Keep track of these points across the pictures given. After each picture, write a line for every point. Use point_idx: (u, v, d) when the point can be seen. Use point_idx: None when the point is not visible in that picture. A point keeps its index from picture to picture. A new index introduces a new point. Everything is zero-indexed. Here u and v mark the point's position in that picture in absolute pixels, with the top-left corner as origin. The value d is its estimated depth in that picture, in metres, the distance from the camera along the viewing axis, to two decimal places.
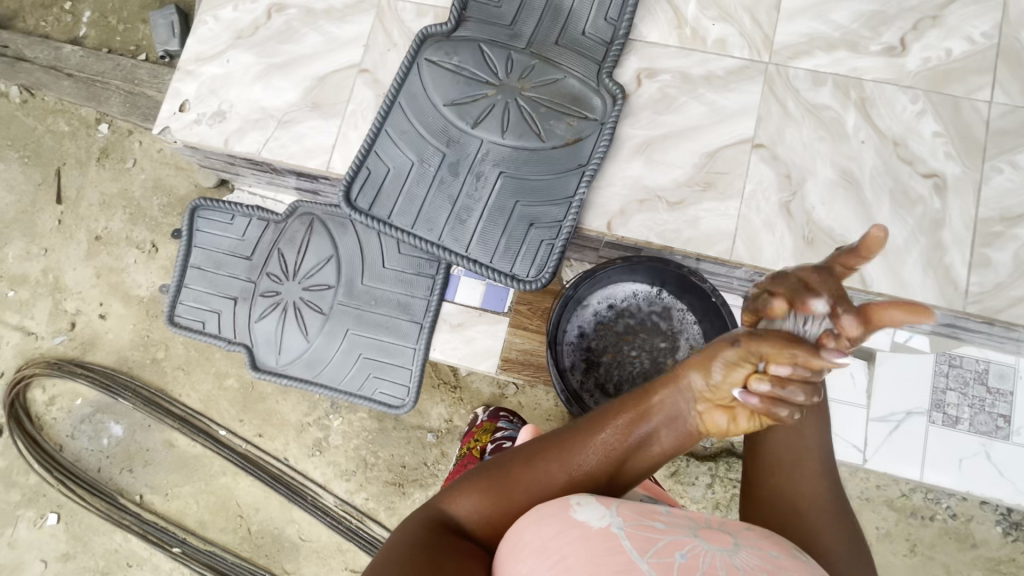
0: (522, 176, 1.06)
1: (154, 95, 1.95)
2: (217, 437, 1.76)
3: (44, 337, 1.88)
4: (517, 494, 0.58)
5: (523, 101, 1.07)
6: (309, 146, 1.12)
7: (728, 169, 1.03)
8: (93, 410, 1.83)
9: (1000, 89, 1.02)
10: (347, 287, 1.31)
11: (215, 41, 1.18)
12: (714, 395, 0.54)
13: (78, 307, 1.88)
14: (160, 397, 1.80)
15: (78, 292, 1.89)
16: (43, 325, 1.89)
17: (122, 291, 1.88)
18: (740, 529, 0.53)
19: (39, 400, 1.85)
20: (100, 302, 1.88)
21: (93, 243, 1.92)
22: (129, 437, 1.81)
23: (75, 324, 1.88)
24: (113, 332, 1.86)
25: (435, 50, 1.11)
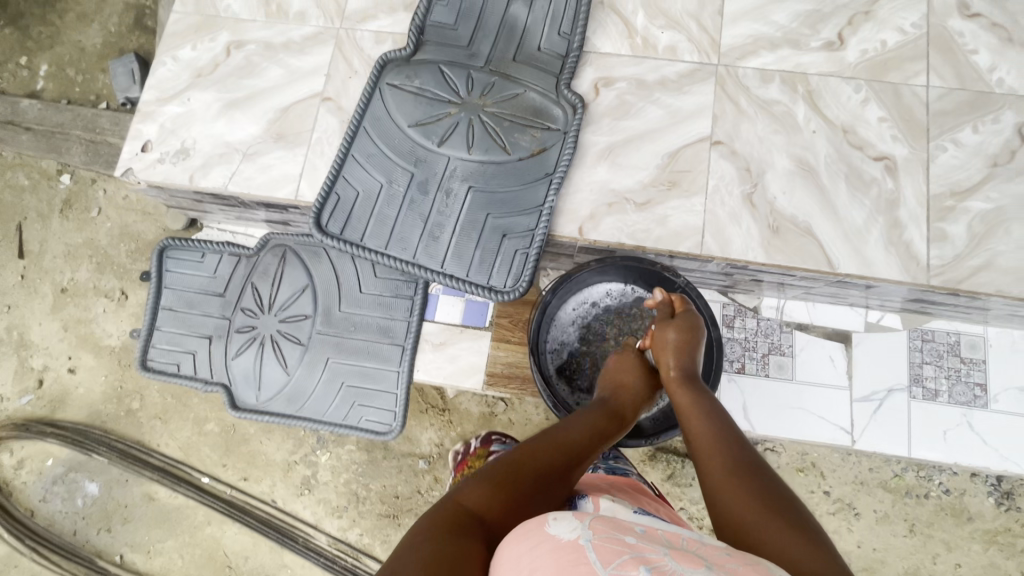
0: (492, 189, 1.07)
1: (116, 143, 1.94)
2: (201, 485, 1.69)
3: (9, 398, 1.80)
4: (517, 486, 0.68)
5: (487, 117, 1.10)
6: (277, 176, 1.12)
7: (690, 167, 1.06)
8: (65, 470, 1.75)
9: (934, 74, 1.07)
10: (324, 316, 1.29)
11: (175, 80, 1.19)
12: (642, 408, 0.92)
13: (46, 363, 1.82)
14: (137, 448, 1.73)
15: (45, 347, 1.83)
16: (9, 385, 1.81)
17: (92, 342, 1.82)
18: (714, 553, 0.53)
19: (6, 464, 1.76)
20: (69, 356, 1.82)
21: (59, 296, 1.87)
22: (105, 494, 1.73)
23: (43, 381, 1.81)
24: (84, 386, 1.79)
25: (397, 74, 1.13)
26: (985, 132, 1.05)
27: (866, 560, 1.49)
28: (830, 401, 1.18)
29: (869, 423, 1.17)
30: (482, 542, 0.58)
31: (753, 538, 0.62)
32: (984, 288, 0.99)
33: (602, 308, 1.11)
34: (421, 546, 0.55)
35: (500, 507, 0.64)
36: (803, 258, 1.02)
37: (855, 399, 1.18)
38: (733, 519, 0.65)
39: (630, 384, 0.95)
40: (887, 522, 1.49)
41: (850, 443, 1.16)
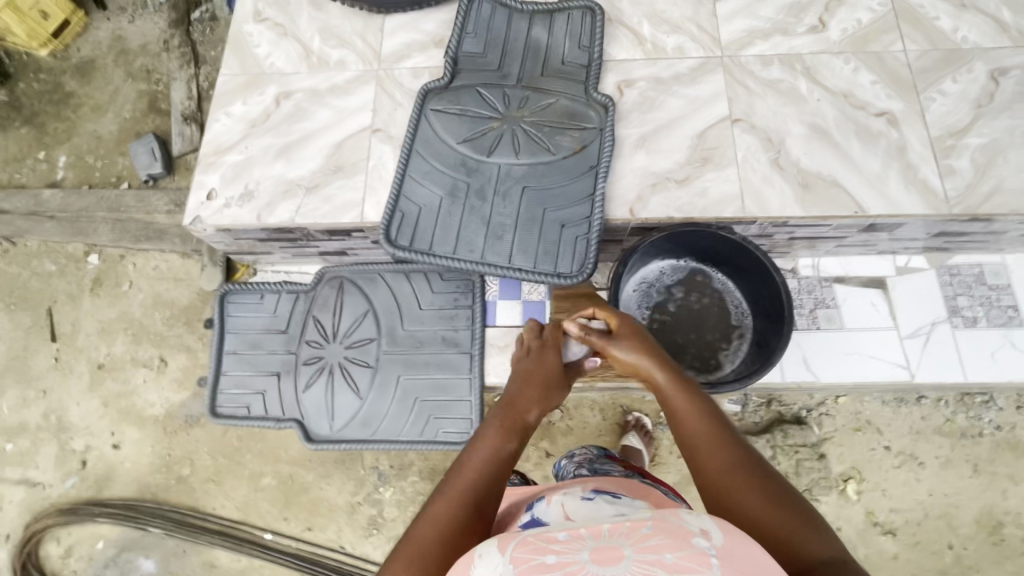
0: (545, 186, 1.16)
1: (142, 217, 2.00)
2: (264, 542, 1.65)
3: (52, 485, 1.76)
4: (435, 549, 0.64)
5: (528, 126, 1.21)
6: (341, 203, 1.19)
7: (718, 144, 1.18)
8: (119, 550, 1.69)
9: (908, 40, 1.23)
10: (389, 336, 1.34)
11: (230, 132, 1.27)
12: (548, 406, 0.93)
13: (88, 443, 1.79)
14: (193, 515, 1.69)
15: (85, 427, 1.81)
16: (51, 471, 1.77)
17: (135, 414, 1.81)
18: (637, 531, 0.53)
19: (55, 554, 1.70)
20: (112, 431, 1.79)
21: (96, 373, 1.87)
22: (163, 569, 1.67)
23: (86, 462, 1.77)
24: (130, 460, 1.76)
25: (440, 101, 1.25)
26: (964, 81, 1.19)
27: (940, 508, 1.51)
28: (881, 342, 1.26)
29: (922, 357, 1.24)
30: None
31: (779, 536, 0.63)
32: (1000, 210, 1.10)
33: (665, 283, 1.19)
34: None
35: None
36: (836, 207, 1.12)
37: (903, 336, 1.26)
38: (739, 509, 0.67)
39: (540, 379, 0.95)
40: (951, 466, 1.53)
41: (910, 378, 1.23)
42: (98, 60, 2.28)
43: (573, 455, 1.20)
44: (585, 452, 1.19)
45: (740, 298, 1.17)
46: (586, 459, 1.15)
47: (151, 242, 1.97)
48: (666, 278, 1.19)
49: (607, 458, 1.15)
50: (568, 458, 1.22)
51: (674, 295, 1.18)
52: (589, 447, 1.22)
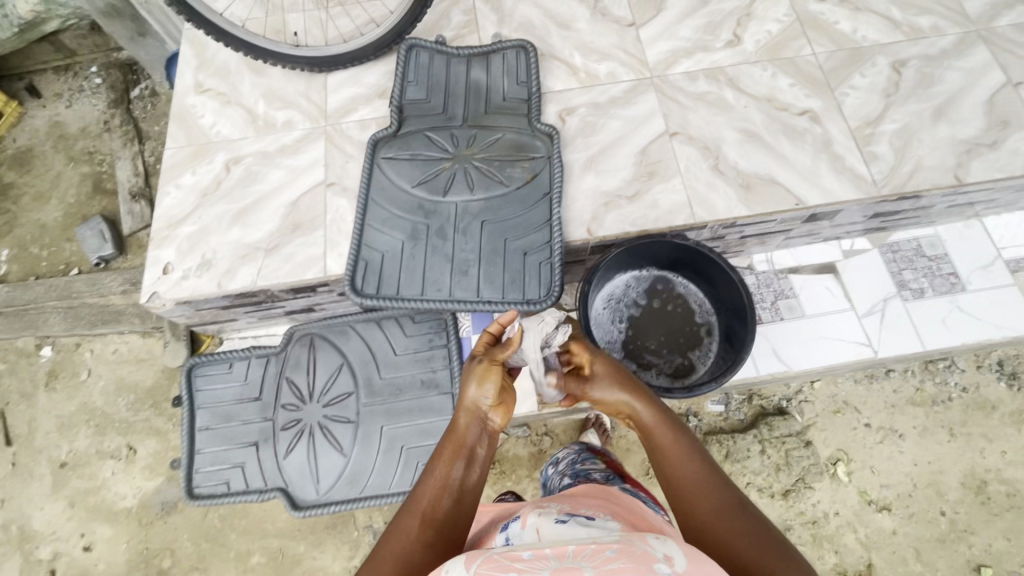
0: (503, 217, 1.19)
1: (96, 300, 1.93)
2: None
3: None
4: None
5: (479, 162, 1.25)
6: (302, 259, 1.19)
7: (660, 158, 1.24)
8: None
9: (815, 44, 1.34)
10: (367, 388, 1.32)
11: (181, 204, 1.26)
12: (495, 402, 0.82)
13: (57, 549, 1.67)
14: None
15: (52, 533, 1.69)
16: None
17: (106, 510, 1.70)
18: (600, 554, 0.54)
19: None
20: (82, 533, 1.68)
21: (59, 472, 1.76)
22: None
23: (56, 571, 1.65)
24: (105, 561, 1.65)
25: (390, 148, 1.27)
26: (870, 75, 1.30)
27: (926, 476, 1.55)
28: (841, 323, 1.31)
29: (881, 332, 1.30)
30: None
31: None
32: (923, 188, 1.19)
33: (631, 297, 1.22)
34: None
35: None
36: (778, 202, 1.18)
37: (861, 315, 1.32)
38: (733, 549, 0.66)
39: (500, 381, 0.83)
40: (929, 434, 1.59)
41: (874, 354, 1.28)
42: (36, 148, 2.24)
43: (557, 462, 1.24)
44: (568, 456, 1.22)
45: (702, 299, 1.20)
46: (568, 466, 1.17)
47: (107, 326, 1.89)
48: (631, 291, 1.22)
49: (588, 459, 1.17)
50: (552, 464, 1.25)
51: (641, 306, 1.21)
52: (573, 448, 1.26)
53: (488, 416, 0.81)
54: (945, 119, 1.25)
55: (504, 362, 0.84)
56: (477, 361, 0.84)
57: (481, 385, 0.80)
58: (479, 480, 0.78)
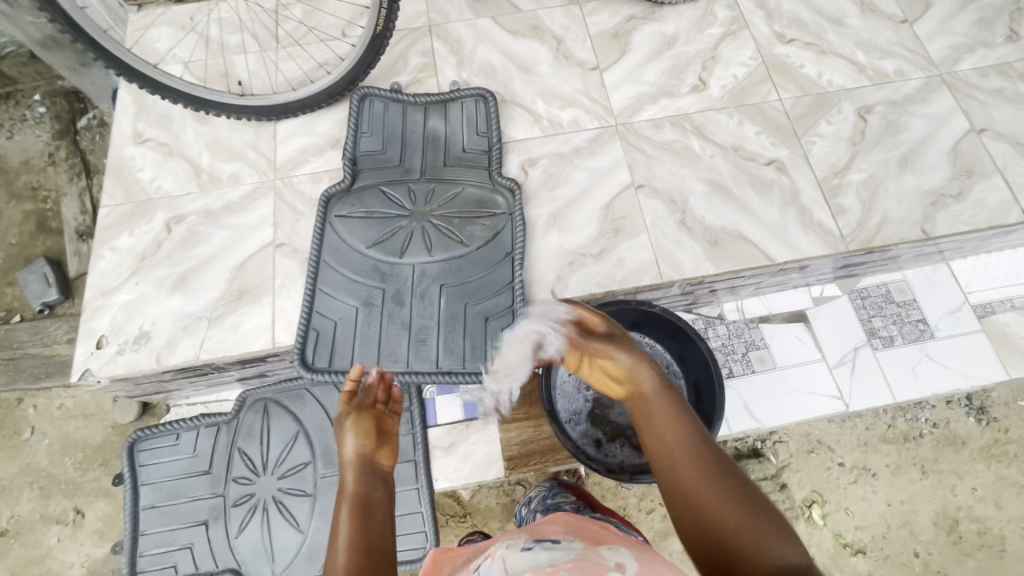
0: (463, 280, 1.13)
1: (40, 352, 1.81)
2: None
3: None
4: None
5: (437, 220, 1.19)
6: (249, 330, 1.12)
7: (626, 212, 1.19)
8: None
9: (781, 89, 1.32)
10: (325, 457, 1.25)
11: (117, 269, 1.18)
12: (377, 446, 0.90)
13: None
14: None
15: None
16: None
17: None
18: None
19: None
20: None
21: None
22: None
23: None
24: None
25: (343, 206, 1.20)
26: (836, 122, 1.28)
27: (899, 516, 1.55)
28: (812, 374, 1.29)
29: (852, 384, 1.28)
30: None
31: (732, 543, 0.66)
32: (891, 241, 1.17)
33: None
34: None
35: None
36: (746, 259, 1.15)
37: (832, 366, 1.29)
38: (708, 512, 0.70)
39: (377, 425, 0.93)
40: (901, 473, 1.58)
41: (846, 407, 1.26)
42: None
43: (530, 501, 1.11)
44: (540, 492, 1.11)
45: (671, 360, 1.11)
46: (540, 502, 1.07)
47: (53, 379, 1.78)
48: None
49: (561, 491, 1.08)
50: (525, 503, 1.13)
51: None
52: (545, 483, 1.15)
53: (376, 460, 0.89)
54: (911, 169, 1.23)
55: (379, 409, 0.97)
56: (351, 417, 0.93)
57: (357, 435, 0.90)
58: (385, 520, 0.80)
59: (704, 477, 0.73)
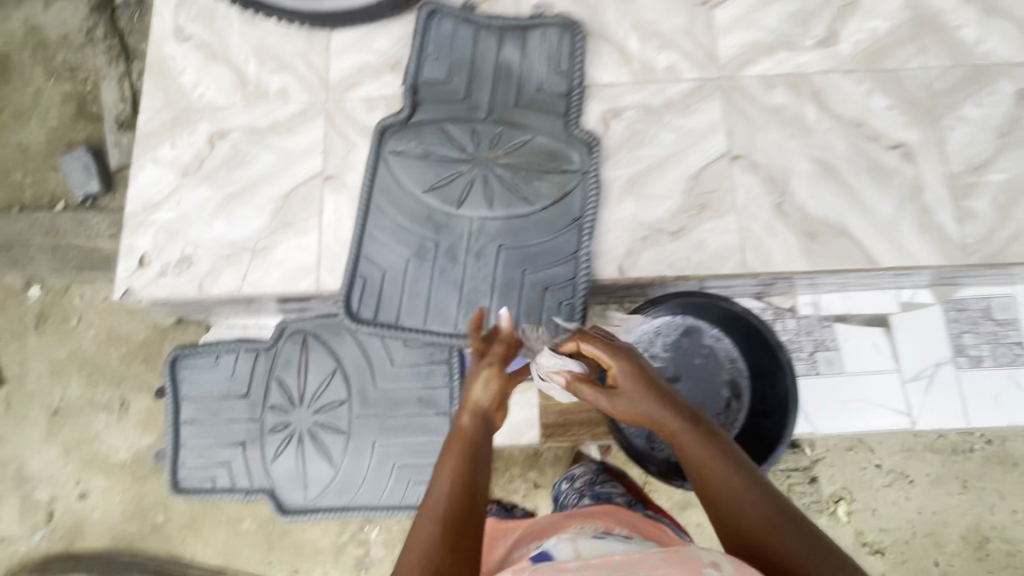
0: (523, 243, 1.03)
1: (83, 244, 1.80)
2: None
3: (21, 539, 1.68)
4: None
5: (501, 170, 1.06)
6: (293, 268, 1.05)
7: (716, 187, 1.05)
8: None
9: (928, 54, 1.09)
10: (361, 398, 1.24)
11: (160, 183, 1.11)
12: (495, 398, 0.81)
13: (53, 493, 1.70)
14: (173, 564, 1.64)
15: (49, 477, 1.72)
16: (17, 524, 1.69)
17: (100, 461, 1.71)
18: (647, 563, 0.54)
19: None
20: (77, 480, 1.71)
21: (53, 418, 1.75)
22: None
23: (54, 513, 1.69)
24: (100, 510, 1.68)
25: (399, 141, 1.09)
26: (987, 104, 1.07)
27: (928, 525, 1.45)
28: (881, 385, 1.19)
29: (924, 402, 1.19)
30: None
31: None
32: (1019, 258, 1.01)
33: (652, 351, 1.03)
34: None
35: None
36: (844, 259, 1.02)
37: (905, 380, 1.19)
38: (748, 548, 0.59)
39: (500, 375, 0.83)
40: (940, 483, 1.45)
41: (911, 425, 1.18)
42: (12, 56, 1.98)
43: (572, 477, 1.07)
44: (585, 474, 1.06)
45: (736, 356, 1.03)
46: (587, 485, 1.02)
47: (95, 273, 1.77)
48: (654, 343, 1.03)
49: (611, 481, 1.02)
50: (567, 478, 1.09)
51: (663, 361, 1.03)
52: (590, 465, 1.10)
53: (492, 416, 0.79)
54: None
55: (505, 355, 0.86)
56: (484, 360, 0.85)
57: (484, 384, 0.81)
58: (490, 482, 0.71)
59: (770, 521, 0.59)
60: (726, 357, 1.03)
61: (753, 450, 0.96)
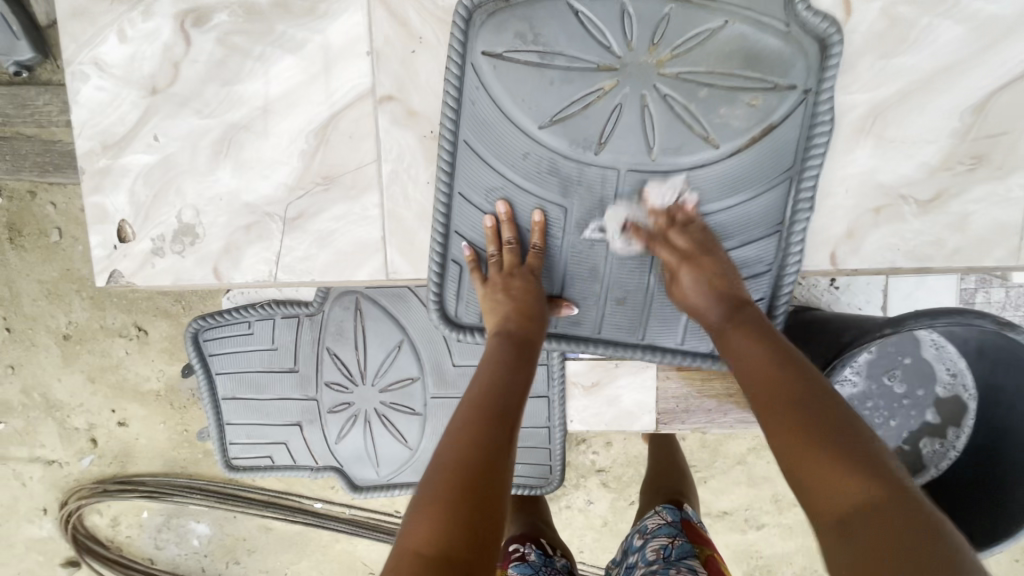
0: (700, 211, 0.68)
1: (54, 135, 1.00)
2: (315, 510, 1.45)
3: (70, 463, 1.46)
4: (470, 494, 0.50)
5: (669, 86, 0.65)
6: (348, 247, 0.72)
7: (1006, 127, 0.66)
8: (167, 517, 1.51)
9: None
10: (436, 375, 1.00)
11: (118, 106, 0.70)
12: (520, 317, 0.68)
13: (90, 421, 1.43)
14: (235, 484, 1.47)
15: (80, 404, 1.43)
16: (60, 449, 1.45)
17: (132, 390, 1.41)
18: None
19: (102, 524, 1.51)
20: (113, 408, 1.42)
21: (65, 344, 1.39)
22: (218, 531, 1.52)
23: (97, 440, 1.44)
24: (146, 437, 1.44)
25: (496, 35, 0.66)
26: None
27: None
28: None
29: None
30: (466, 545, 0.46)
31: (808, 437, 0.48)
32: None
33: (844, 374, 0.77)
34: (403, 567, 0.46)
35: (456, 525, 0.47)
36: None
37: None
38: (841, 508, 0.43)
39: (518, 295, 0.68)
40: None
41: None
42: None
43: (646, 534, 0.85)
44: (658, 538, 0.83)
45: (960, 371, 0.75)
46: (659, 563, 0.77)
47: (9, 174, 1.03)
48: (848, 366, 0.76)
49: (689, 563, 0.76)
50: (638, 533, 0.88)
51: (859, 383, 0.78)
52: (667, 519, 0.87)
53: (510, 329, 0.67)
54: None
55: (524, 276, 0.69)
56: (501, 271, 0.70)
57: (499, 302, 0.68)
58: (519, 382, 0.63)
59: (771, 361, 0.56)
60: (947, 377, 0.76)
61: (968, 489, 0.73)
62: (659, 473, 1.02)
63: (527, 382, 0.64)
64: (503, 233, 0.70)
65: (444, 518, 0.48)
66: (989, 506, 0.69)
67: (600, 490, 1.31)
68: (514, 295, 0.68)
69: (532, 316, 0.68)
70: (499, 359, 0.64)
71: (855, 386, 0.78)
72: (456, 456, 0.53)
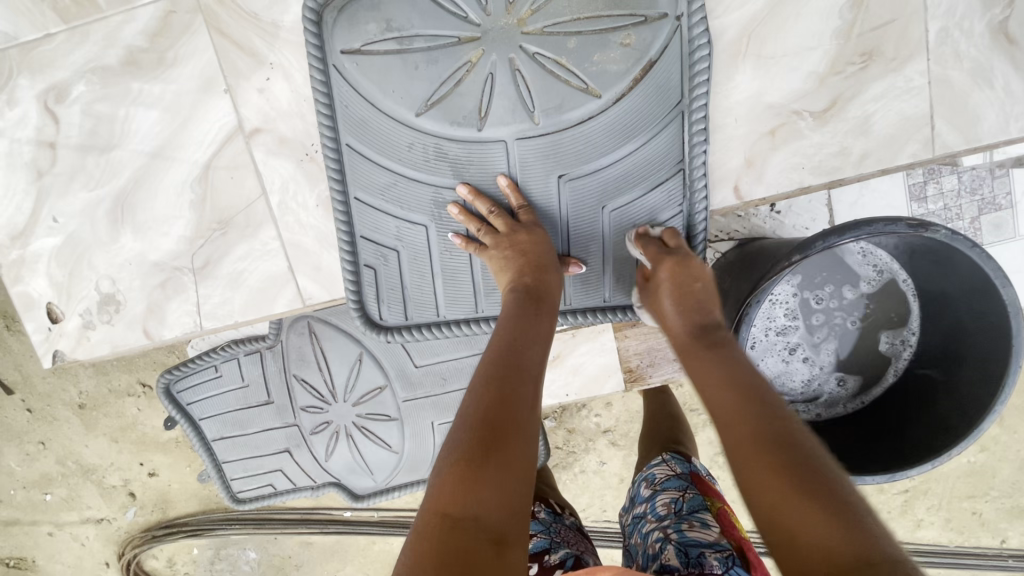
0: (597, 163, 0.66)
1: None
2: (346, 519, 1.38)
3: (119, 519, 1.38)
4: (505, 452, 0.52)
5: (536, 45, 0.63)
6: (260, 283, 0.74)
7: (892, 14, 0.62)
8: None
9: None
10: (401, 379, 1.01)
11: (13, 197, 0.72)
12: (528, 267, 0.66)
13: (123, 477, 1.34)
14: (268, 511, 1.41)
15: (111, 463, 1.33)
16: (105, 506, 1.37)
17: (152, 442, 1.31)
18: None
19: None
20: (140, 462, 1.33)
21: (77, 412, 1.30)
22: None
23: (136, 493, 1.36)
24: (178, 482, 1.35)
25: (352, 30, 0.64)
26: None
27: None
28: None
29: None
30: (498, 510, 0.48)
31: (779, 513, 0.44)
32: None
33: (778, 318, 0.73)
34: (430, 525, 0.48)
35: (491, 486, 0.49)
36: None
37: None
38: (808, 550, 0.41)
39: (527, 248, 0.67)
40: None
41: None
42: None
43: (655, 483, 0.77)
44: (669, 490, 0.73)
45: (891, 266, 0.71)
46: (669, 518, 0.68)
47: None
48: (777, 312, 0.72)
49: (701, 515, 0.67)
50: (646, 483, 0.79)
51: (800, 325, 0.73)
52: (675, 470, 0.78)
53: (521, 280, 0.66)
54: None
55: (516, 227, 0.67)
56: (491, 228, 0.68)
57: (502, 260, 0.67)
58: (542, 338, 0.64)
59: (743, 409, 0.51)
60: (880, 279, 0.71)
61: (928, 386, 0.70)
62: (650, 426, 0.94)
63: (546, 332, 0.65)
64: (481, 207, 0.68)
65: (474, 477, 0.50)
66: (950, 395, 0.66)
67: (611, 451, 1.20)
68: (522, 248, 0.66)
69: (541, 266, 0.66)
70: (513, 313, 0.65)
71: (797, 329, 0.73)
72: (477, 419, 0.54)
